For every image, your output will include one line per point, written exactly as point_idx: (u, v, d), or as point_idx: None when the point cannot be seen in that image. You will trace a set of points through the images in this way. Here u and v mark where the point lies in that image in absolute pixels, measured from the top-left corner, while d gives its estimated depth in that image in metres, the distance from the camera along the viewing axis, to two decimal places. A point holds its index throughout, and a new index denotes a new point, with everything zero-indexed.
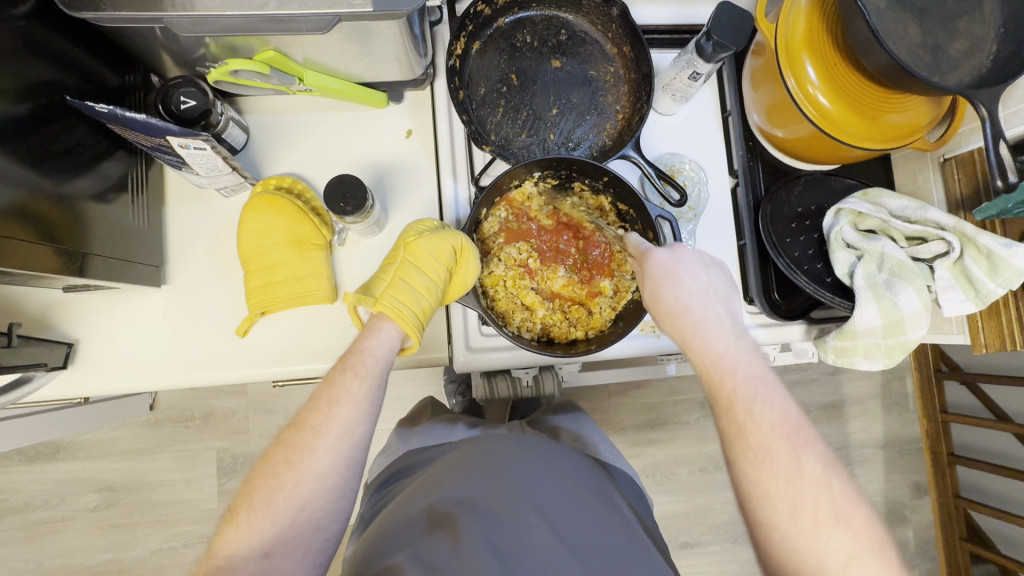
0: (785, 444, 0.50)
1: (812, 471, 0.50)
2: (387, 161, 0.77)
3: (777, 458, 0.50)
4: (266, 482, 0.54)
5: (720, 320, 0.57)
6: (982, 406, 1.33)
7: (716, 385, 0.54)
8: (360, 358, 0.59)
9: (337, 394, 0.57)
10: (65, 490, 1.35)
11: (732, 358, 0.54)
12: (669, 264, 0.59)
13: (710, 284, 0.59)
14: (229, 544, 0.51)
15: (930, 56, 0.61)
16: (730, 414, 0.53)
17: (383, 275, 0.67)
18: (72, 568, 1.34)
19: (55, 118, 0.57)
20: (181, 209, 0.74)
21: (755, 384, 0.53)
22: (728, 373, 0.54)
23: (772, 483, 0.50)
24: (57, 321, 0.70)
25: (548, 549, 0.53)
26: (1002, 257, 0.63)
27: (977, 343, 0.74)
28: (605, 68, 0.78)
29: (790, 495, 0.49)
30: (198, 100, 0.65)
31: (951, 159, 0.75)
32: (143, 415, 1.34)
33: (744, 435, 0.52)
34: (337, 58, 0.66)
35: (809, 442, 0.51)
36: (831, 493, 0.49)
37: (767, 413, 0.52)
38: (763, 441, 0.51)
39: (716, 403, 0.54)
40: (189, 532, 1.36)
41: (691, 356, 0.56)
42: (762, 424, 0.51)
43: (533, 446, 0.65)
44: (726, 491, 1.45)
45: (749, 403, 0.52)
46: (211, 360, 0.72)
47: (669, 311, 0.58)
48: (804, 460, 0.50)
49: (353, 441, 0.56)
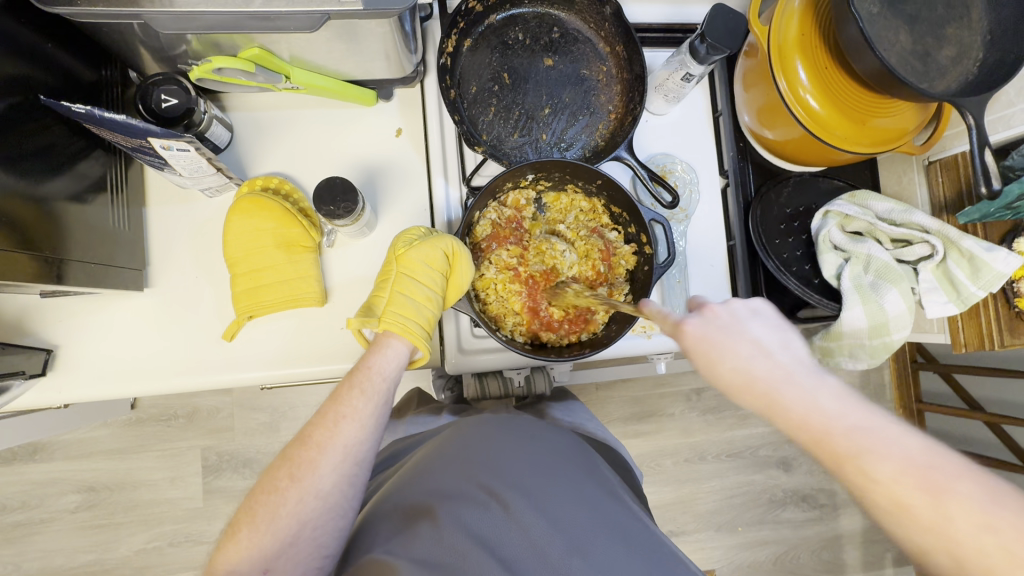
0: (920, 496, 0.40)
1: (964, 514, 0.39)
2: (376, 161, 0.75)
3: (916, 510, 0.40)
4: (268, 498, 0.54)
5: (793, 379, 0.46)
6: (956, 396, 1.38)
7: (816, 449, 0.44)
8: (366, 375, 0.59)
9: (343, 410, 0.57)
10: (44, 492, 1.32)
11: (819, 416, 0.44)
12: (712, 329, 0.50)
13: (765, 335, 0.50)
14: (227, 561, 0.51)
15: (920, 62, 0.62)
16: (844, 477, 0.43)
17: (381, 292, 0.66)
18: (53, 570, 1.31)
19: (29, 116, 0.54)
20: (165, 211, 0.72)
21: (862, 435, 0.43)
22: (822, 435, 0.44)
23: (921, 538, 0.41)
24: (32, 325, 0.67)
25: (528, 528, 0.53)
26: (985, 261, 0.65)
27: (957, 343, 0.75)
28: (597, 67, 0.77)
29: (948, 548, 0.39)
30: (180, 99, 0.63)
31: (936, 163, 0.76)
32: (124, 414, 1.31)
33: (870, 494, 0.42)
34: (326, 56, 0.64)
35: (954, 482, 0.40)
36: (997, 536, 0.38)
37: (884, 466, 0.42)
38: (893, 498, 0.41)
39: (824, 465, 0.45)
40: (174, 531, 1.34)
41: (776, 423, 0.46)
42: (882, 481, 0.41)
43: (514, 425, 0.65)
44: (710, 480, 1.49)
45: (859, 460, 0.42)
46: (196, 364, 0.70)
47: (731, 385, 0.48)
48: (949, 506, 0.40)
49: (356, 459, 0.56)
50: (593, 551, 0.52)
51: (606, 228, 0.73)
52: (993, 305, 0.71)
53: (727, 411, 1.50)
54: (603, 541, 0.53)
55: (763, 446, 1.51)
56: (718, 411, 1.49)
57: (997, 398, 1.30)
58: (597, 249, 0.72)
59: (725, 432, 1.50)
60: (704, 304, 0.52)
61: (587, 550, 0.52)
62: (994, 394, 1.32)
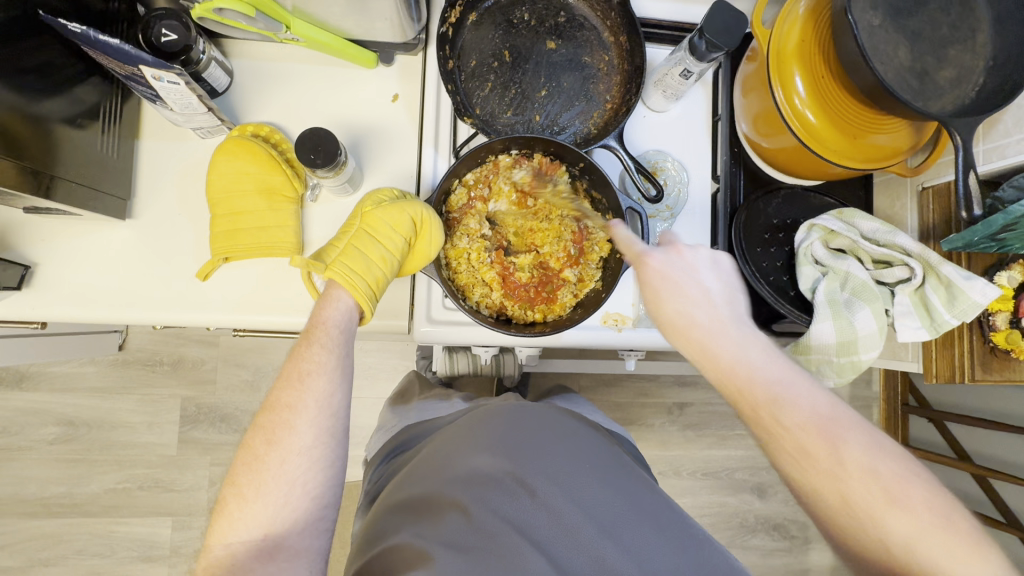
0: (820, 441, 0.51)
1: (854, 460, 0.50)
2: (370, 124, 0.76)
3: (818, 457, 0.50)
4: (250, 467, 0.54)
5: (725, 327, 0.56)
6: (945, 444, 1.35)
7: (737, 396, 0.54)
8: (325, 329, 0.60)
9: (307, 367, 0.57)
10: (25, 420, 1.34)
11: (747, 366, 0.54)
12: (669, 267, 0.58)
13: (715, 286, 0.58)
14: (224, 533, 0.52)
15: (917, 80, 0.60)
16: (760, 422, 0.53)
17: (337, 244, 0.68)
18: (24, 498, 1.33)
19: (30, 31, 0.56)
20: (156, 146, 0.73)
21: (780, 387, 0.53)
22: (747, 386, 0.53)
23: (817, 479, 0.51)
24: (15, 241, 0.69)
25: (557, 511, 0.59)
26: (962, 288, 0.65)
27: (929, 373, 0.78)
28: (600, 55, 0.77)
29: (839, 488, 0.50)
30: (180, 34, 0.65)
31: (930, 188, 0.75)
32: (111, 353, 1.33)
33: (777, 438, 0.52)
34: (327, 10, 0.65)
35: (849, 433, 0.51)
36: (879, 478, 0.49)
37: (795, 415, 0.52)
38: (798, 444, 0.51)
39: (742, 409, 0.54)
40: (145, 476, 1.36)
41: (706, 367, 0.56)
42: (792, 426, 0.51)
43: (535, 416, 0.69)
44: (681, 497, 1.47)
45: (774, 406, 0.52)
46: (167, 299, 0.72)
47: (674, 324, 0.57)
48: (845, 453, 0.50)
49: (330, 411, 0.57)
50: (623, 532, 0.58)
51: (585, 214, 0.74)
52: (970, 340, 0.74)
53: (708, 429, 1.48)
54: (634, 523, 0.59)
55: (740, 469, 1.49)
56: (699, 427, 1.47)
57: (987, 451, 1.26)
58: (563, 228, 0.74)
59: (703, 450, 1.48)
60: (670, 247, 0.60)
61: (615, 532, 0.58)
62: (985, 447, 1.27)
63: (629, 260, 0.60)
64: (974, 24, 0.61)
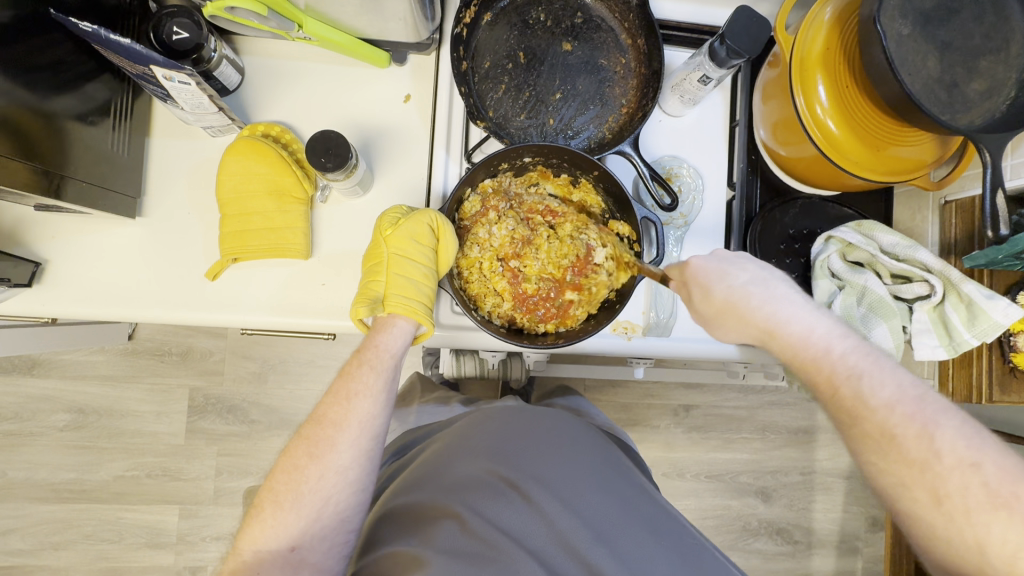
0: (910, 421, 0.52)
1: (949, 450, 0.50)
2: (383, 125, 0.75)
3: (903, 443, 0.51)
4: (289, 477, 0.55)
5: (761, 309, 0.60)
6: None
7: (814, 368, 0.57)
8: (376, 353, 0.60)
9: (355, 388, 0.58)
10: (35, 407, 1.35)
11: (822, 338, 0.58)
12: (713, 261, 0.64)
13: (761, 270, 0.63)
14: (254, 540, 0.53)
15: (946, 92, 0.58)
16: (841, 399, 0.55)
17: (376, 277, 0.66)
18: (35, 483, 1.35)
19: (42, 29, 0.55)
20: (167, 143, 0.73)
21: (856, 359, 0.56)
22: (821, 353, 0.57)
23: (904, 468, 0.51)
24: (26, 238, 0.69)
25: (552, 519, 0.58)
26: (983, 308, 0.64)
27: (944, 389, 0.79)
28: (616, 58, 0.75)
29: (931, 482, 0.50)
30: (191, 33, 0.64)
31: (953, 202, 0.74)
32: (121, 343, 1.34)
33: (853, 421, 0.54)
34: (340, 10, 0.64)
35: (942, 418, 0.51)
36: (981, 475, 0.48)
37: (878, 392, 0.54)
38: (883, 424, 0.52)
39: (820, 387, 0.57)
40: (153, 464, 1.37)
41: (778, 344, 0.59)
42: (877, 403, 0.53)
43: (535, 420, 0.68)
44: (685, 499, 1.46)
45: (855, 380, 0.55)
46: (176, 298, 0.71)
47: (731, 302, 0.61)
48: (936, 439, 0.50)
49: (372, 433, 0.57)
50: (618, 540, 0.57)
51: (587, 228, 0.73)
52: (989, 357, 0.72)
53: (713, 432, 1.48)
54: (632, 532, 0.58)
55: (744, 473, 1.48)
56: (705, 430, 1.47)
57: None
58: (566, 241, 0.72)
59: (708, 453, 1.47)
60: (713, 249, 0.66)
61: (611, 540, 0.57)
62: None
63: (673, 274, 0.65)
64: (1008, 34, 0.59)
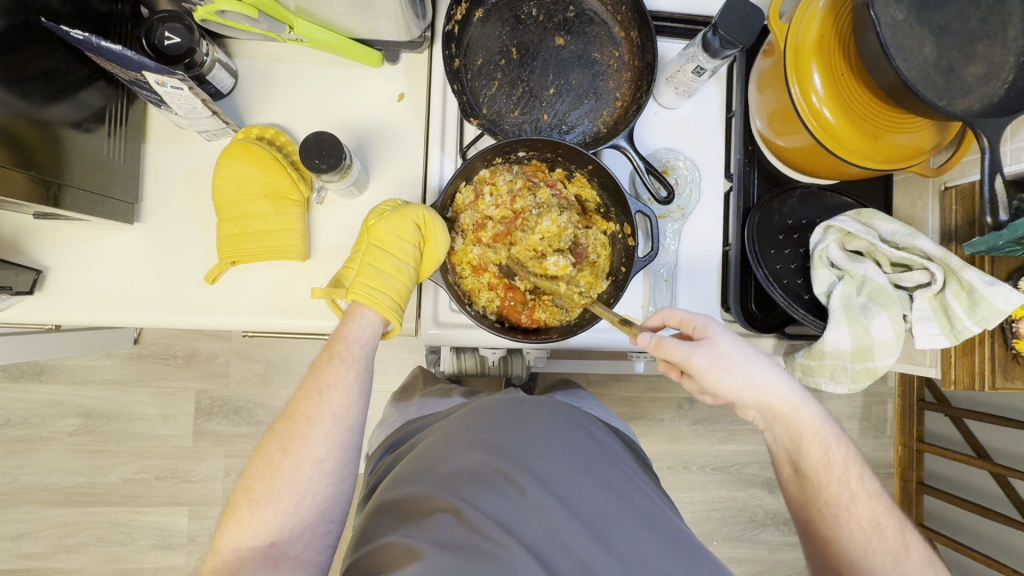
0: (890, 517, 0.62)
1: (910, 545, 0.61)
2: (377, 125, 0.75)
3: (885, 535, 0.61)
4: (265, 472, 0.55)
5: (774, 377, 0.63)
6: (960, 440, 1.30)
7: (824, 455, 0.63)
8: (345, 344, 0.61)
9: (326, 380, 0.59)
10: (43, 412, 1.37)
11: (830, 433, 0.64)
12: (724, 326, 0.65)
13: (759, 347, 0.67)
14: (233, 538, 0.53)
15: (943, 78, 0.57)
16: (839, 489, 0.62)
17: (351, 264, 0.68)
18: (46, 487, 1.37)
19: (35, 39, 0.55)
20: (161, 148, 0.73)
21: (852, 456, 0.64)
22: (829, 441, 0.63)
23: (883, 556, 0.60)
24: (27, 246, 0.70)
25: (546, 513, 0.58)
26: (983, 295, 0.63)
27: (946, 378, 0.76)
28: (610, 51, 0.75)
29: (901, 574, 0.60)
30: (183, 37, 0.65)
31: (952, 188, 0.73)
32: (126, 347, 1.35)
33: (850, 507, 0.62)
34: (330, 11, 0.64)
35: (904, 522, 0.63)
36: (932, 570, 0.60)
37: (869, 488, 0.62)
38: (873, 517, 0.61)
39: (822, 472, 0.63)
40: (162, 466, 1.39)
41: (796, 423, 0.63)
42: (868, 498, 0.62)
43: (528, 414, 0.68)
44: (691, 491, 1.46)
45: (854, 472, 0.63)
46: (171, 302, 0.72)
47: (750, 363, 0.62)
48: (907, 538, 0.61)
49: (346, 426, 0.58)
50: (614, 537, 0.57)
51: (589, 231, 0.74)
52: (991, 343, 0.71)
53: (717, 424, 1.47)
54: (627, 527, 0.58)
55: (750, 464, 1.48)
56: (709, 422, 1.46)
57: (999, 447, 1.23)
58: (564, 238, 0.73)
59: (713, 445, 1.47)
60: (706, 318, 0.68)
61: (606, 537, 0.57)
62: (1000, 445, 1.23)
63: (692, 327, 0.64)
64: (1005, 17, 0.58)
